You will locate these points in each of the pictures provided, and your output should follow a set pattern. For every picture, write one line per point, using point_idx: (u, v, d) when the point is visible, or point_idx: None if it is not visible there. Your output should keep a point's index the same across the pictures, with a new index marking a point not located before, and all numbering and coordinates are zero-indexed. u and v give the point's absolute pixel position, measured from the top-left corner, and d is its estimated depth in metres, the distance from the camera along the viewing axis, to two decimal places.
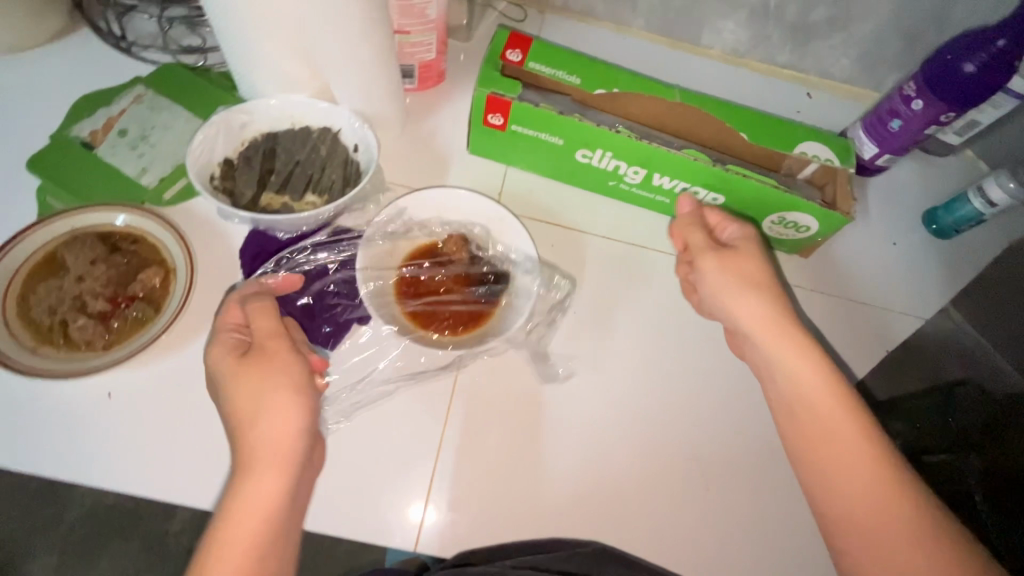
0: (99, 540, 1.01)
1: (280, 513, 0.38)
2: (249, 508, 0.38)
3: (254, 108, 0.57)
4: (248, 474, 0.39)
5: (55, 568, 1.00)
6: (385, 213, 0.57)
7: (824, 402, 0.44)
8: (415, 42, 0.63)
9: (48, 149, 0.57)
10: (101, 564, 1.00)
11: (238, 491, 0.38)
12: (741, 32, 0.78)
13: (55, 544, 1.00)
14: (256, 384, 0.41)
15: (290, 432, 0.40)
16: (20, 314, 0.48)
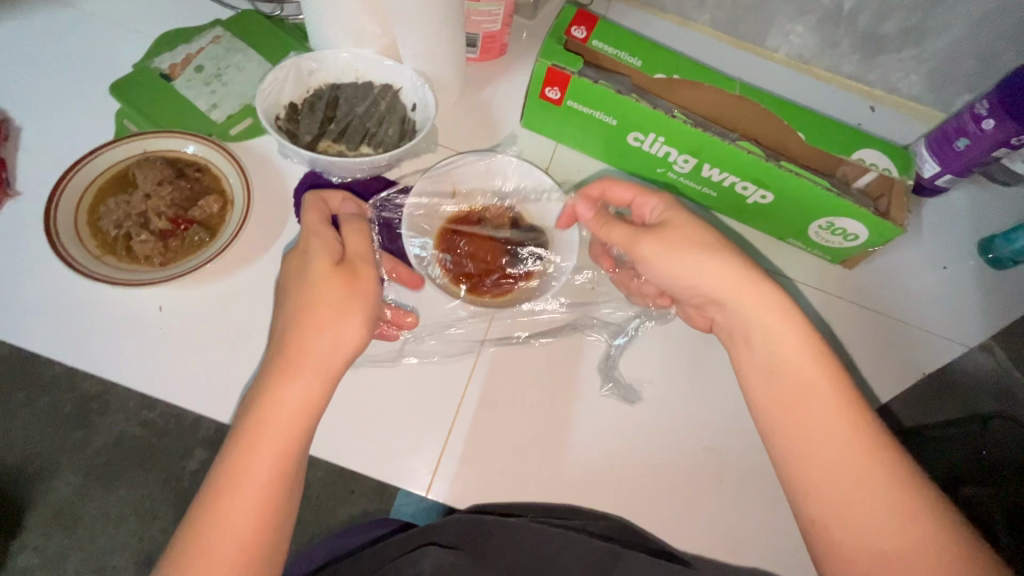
0: (122, 465, 1.07)
1: (295, 437, 0.40)
2: (275, 420, 0.39)
3: (323, 58, 0.59)
4: (287, 379, 0.40)
5: (80, 487, 1.06)
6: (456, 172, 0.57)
7: (829, 398, 0.43)
8: (483, 11, 0.64)
9: (129, 77, 0.61)
10: (122, 488, 1.06)
11: (262, 398, 0.39)
12: (809, 36, 0.76)
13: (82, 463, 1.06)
14: (331, 295, 0.42)
15: (338, 357, 0.41)
16: (89, 223, 0.52)
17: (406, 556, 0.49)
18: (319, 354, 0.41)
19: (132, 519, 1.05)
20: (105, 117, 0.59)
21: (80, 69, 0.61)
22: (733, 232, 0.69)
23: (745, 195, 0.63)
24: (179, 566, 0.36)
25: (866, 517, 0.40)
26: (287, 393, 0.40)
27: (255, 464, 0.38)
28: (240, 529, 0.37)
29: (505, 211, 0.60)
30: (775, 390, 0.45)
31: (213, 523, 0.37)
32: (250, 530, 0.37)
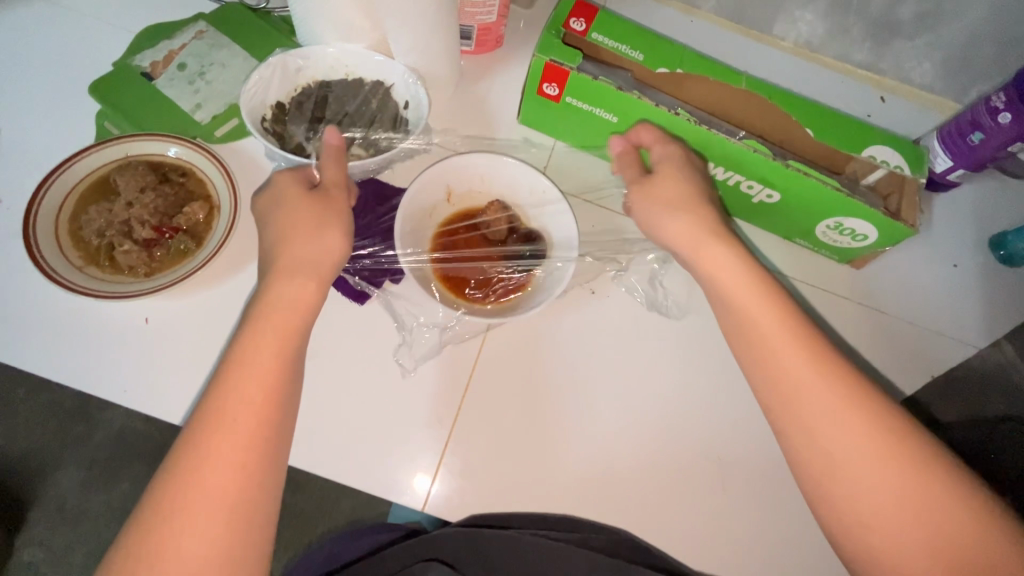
0: (124, 460, 1.08)
1: (301, 334, 0.44)
2: (286, 306, 0.44)
3: (310, 54, 0.57)
4: (291, 278, 0.45)
5: (82, 482, 1.06)
6: (437, 167, 0.55)
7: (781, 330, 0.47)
8: (477, 2, 0.61)
9: (110, 76, 0.58)
10: (124, 482, 1.07)
11: (276, 293, 0.44)
12: (818, 23, 0.73)
13: (84, 458, 1.07)
14: (319, 213, 0.47)
15: (329, 258, 0.47)
16: (70, 233, 0.50)
17: (416, 567, 0.53)
18: (307, 258, 0.46)
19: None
20: (86, 117, 0.57)
21: (58, 68, 0.59)
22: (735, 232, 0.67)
23: (751, 194, 0.61)
24: (205, 420, 0.39)
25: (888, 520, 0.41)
26: (297, 284, 0.45)
27: (268, 346, 0.42)
28: (258, 395, 0.40)
29: (504, 214, 0.58)
30: (763, 363, 0.47)
31: (234, 392, 0.40)
32: (263, 402, 0.40)
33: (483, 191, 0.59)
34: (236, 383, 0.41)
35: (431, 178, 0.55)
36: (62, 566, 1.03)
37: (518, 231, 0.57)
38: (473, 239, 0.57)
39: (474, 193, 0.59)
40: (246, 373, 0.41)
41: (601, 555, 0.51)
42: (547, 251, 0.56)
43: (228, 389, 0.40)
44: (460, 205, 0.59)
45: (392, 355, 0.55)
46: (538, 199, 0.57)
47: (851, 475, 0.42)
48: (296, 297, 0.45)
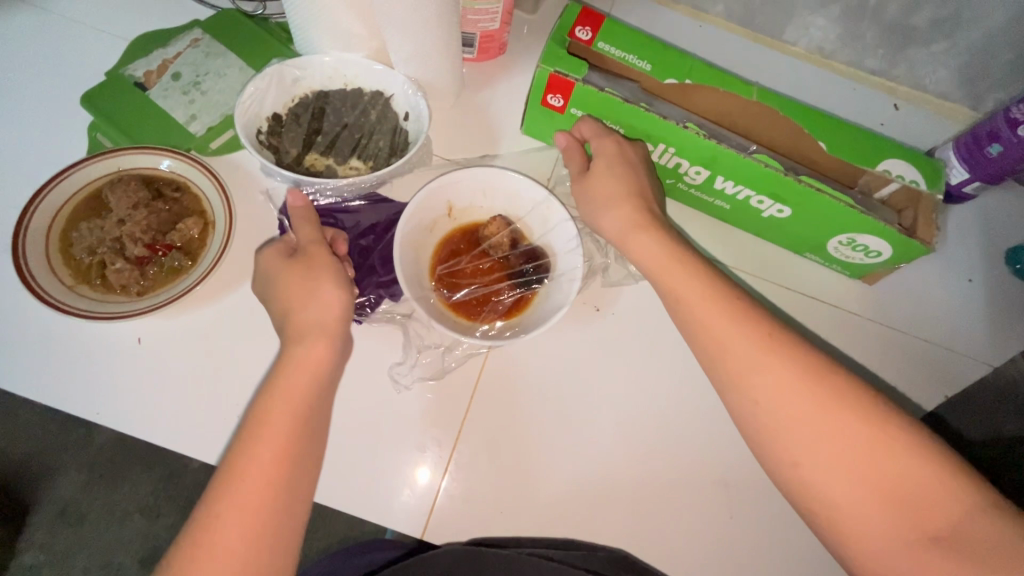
0: (124, 464, 1.08)
1: (315, 394, 0.43)
2: (299, 367, 0.43)
3: (307, 64, 0.55)
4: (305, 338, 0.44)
5: (83, 486, 1.06)
6: (437, 182, 0.54)
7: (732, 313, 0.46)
8: (480, 9, 0.59)
9: (103, 86, 0.57)
10: (124, 486, 1.07)
11: (292, 355, 0.44)
12: (830, 29, 0.71)
13: (85, 462, 1.07)
14: (304, 278, 0.46)
15: (334, 317, 0.45)
16: (61, 251, 0.49)
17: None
18: (311, 320, 0.45)
19: (136, 518, 1.05)
20: (79, 129, 0.56)
21: (51, 78, 0.57)
22: (744, 246, 0.65)
23: (761, 208, 0.59)
24: (221, 477, 0.39)
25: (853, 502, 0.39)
26: (309, 345, 0.44)
27: (282, 404, 0.41)
28: (270, 453, 0.39)
29: (506, 229, 0.56)
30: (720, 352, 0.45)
31: (247, 452, 0.39)
32: (274, 461, 0.39)
33: (483, 206, 0.57)
34: (245, 453, 0.39)
35: (433, 193, 0.53)
36: (62, 570, 1.02)
37: (521, 248, 0.56)
38: (475, 256, 0.56)
39: (474, 208, 0.57)
40: (258, 442, 0.40)
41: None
42: (550, 267, 0.55)
43: (239, 457, 0.39)
44: (461, 220, 0.57)
45: (388, 371, 0.54)
46: (540, 213, 0.56)
47: (809, 457, 0.40)
48: (309, 359, 0.44)
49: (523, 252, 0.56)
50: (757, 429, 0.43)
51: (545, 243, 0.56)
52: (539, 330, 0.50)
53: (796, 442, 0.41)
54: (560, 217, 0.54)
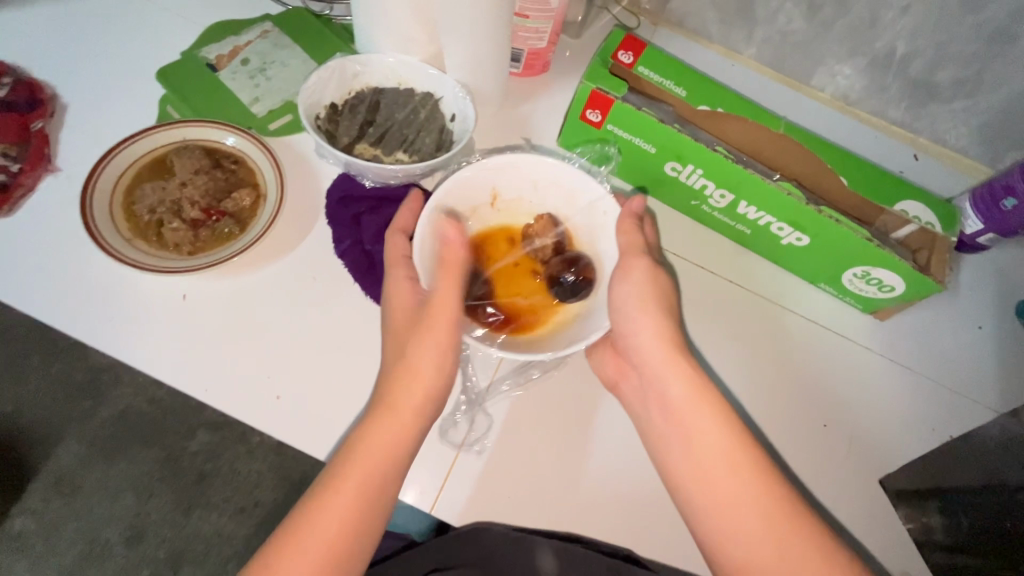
0: (124, 441, 1.12)
1: (395, 458, 0.45)
2: (382, 436, 0.45)
3: (369, 61, 0.60)
4: (392, 413, 0.45)
5: (81, 457, 1.10)
6: (473, 171, 0.56)
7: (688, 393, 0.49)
8: (530, 28, 0.64)
9: (177, 64, 0.61)
10: (120, 462, 1.10)
11: (377, 422, 0.45)
12: (857, 78, 0.75)
13: (87, 434, 1.11)
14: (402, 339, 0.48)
15: (423, 380, 0.46)
16: (124, 206, 0.52)
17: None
18: (410, 387, 0.46)
19: (129, 495, 1.09)
20: (147, 99, 0.60)
21: (128, 53, 0.62)
22: (760, 271, 0.67)
23: (781, 235, 0.62)
24: (299, 515, 0.43)
25: (755, 550, 0.44)
26: (394, 415, 0.45)
27: (359, 465, 0.44)
28: (344, 501, 0.43)
29: (552, 232, 0.58)
30: (663, 412, 0.50)
31: (324, 498, 0.43)
32: (350, 505, 0.43)
33: (529, 201, 0.59)
34: (321, 502, 0.43)
35: (472, 178, 0.56)
36: (51, 538, 1.06)
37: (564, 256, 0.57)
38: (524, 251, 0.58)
39: (521, 202, 0.60)
40: (334, 491, 0.43)
41: (606, 559, 0.52)
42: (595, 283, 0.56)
43: (319, 499, 0.43)
44: (512, 212, 0.60)
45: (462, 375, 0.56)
46: (596, 217, 0.58)
47: (721, 499, 0.45)
48: (391, 431, 0.45)
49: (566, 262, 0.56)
50: (681, 479, 0.48)
51: (592, 252, 0.58)
52: (577, 346, 0.50)
53: (693, 482, 0.47)
54: (610, 225, 0.57)
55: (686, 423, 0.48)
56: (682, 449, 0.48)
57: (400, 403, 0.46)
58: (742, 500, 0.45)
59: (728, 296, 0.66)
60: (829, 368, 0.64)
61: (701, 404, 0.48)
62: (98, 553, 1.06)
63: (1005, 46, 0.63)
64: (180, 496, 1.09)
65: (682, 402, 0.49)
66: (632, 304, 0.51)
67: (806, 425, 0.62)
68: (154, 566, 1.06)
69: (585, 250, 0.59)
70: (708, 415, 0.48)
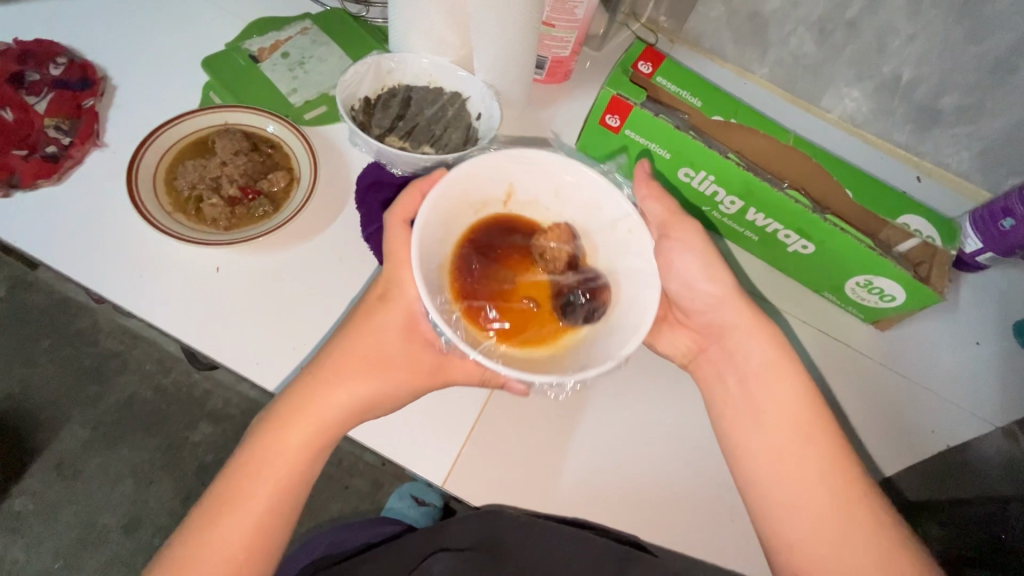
0: (127, 428, 1.13)
1: (330, 428, 0.48)
2: (319, 407, 0.48)
3: (403, 60, 0.63)
4: (328, 386, 0.49)
5: (84, 441, 1.12)
6: (494, 157, 0.49)
7: (760, 377, 0.52)
8: (556, 37, 0.67)
9: (221, 54, 0.65)
10: (121, 448, 1.12)
11: (315, 392, 0.48)
12: (863, 101, 0.78)
13: (91, 419, 1.13)
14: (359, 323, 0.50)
15: (364, 355, 0.49)
16: (166, 182, 0.55)
17: (426, 559, 0.58)
18: (352, 363, 0.49)
19: (128, 481, 1.10)
20: (191, 86, 0.63)
21: (175, 42, 0.65)
22: (767, 278, 0.70)
23: (787, 243, 0.65)
24: (241, 474, 0.47)
25: (813, 530, 0.47)
26: (330, 388, 0.48)
27: (297, 433, 0.47)
28: (280, 464, 0.47)
29: (565, 245, 0.53)
30: (742, 396, 0.53)
31: (259, 461, 0.47)
32: (285, 471, 0.47)
33: (545, 206, 0.53)
34: (258, 462, 0.47)
35: (485, 167, 0.50)
36: (49, 521, 1.07)
37: (576, 272, 0.52)
38: (529, 258, 0.53)
39: (536, 204, 0.54)
40: (272, 455, 0.47)
41: (614, 542, 0.54)
42: (610, 306, 0.49)
43: (258, 462, 0.47)
44: (523, 216, 0.54)
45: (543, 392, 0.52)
46: (619, 236, 0.51)
47: (784, 482, 0.48)
48: (328, 401, 0.48)
49: (578, 278, 0.51)
50: (743, 459, 0.51)
51: (609, 271, 0.52)
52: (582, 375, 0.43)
53: (759, 461, 0.50)
54: (634, 244, 0.50)
55: (759, 405, 0.51)
56: (750, 433, 0.51)
57: (340, 375, 0.49)
58: (806, 484, 0.48)
59: None
60: (830, 374, 0.66)
61: (773, 391, 0.51)
62: (93, 538, 1.07)
63: (1008, 75, 0.66)
64: (179, 485, 1.11)
65: (750, 378, 0.52)
66: (694, 283, 0.54)
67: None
68: (149, 553, 1.07)
69: (599, 266, 0.52)
70: (772, 400, 0.51)
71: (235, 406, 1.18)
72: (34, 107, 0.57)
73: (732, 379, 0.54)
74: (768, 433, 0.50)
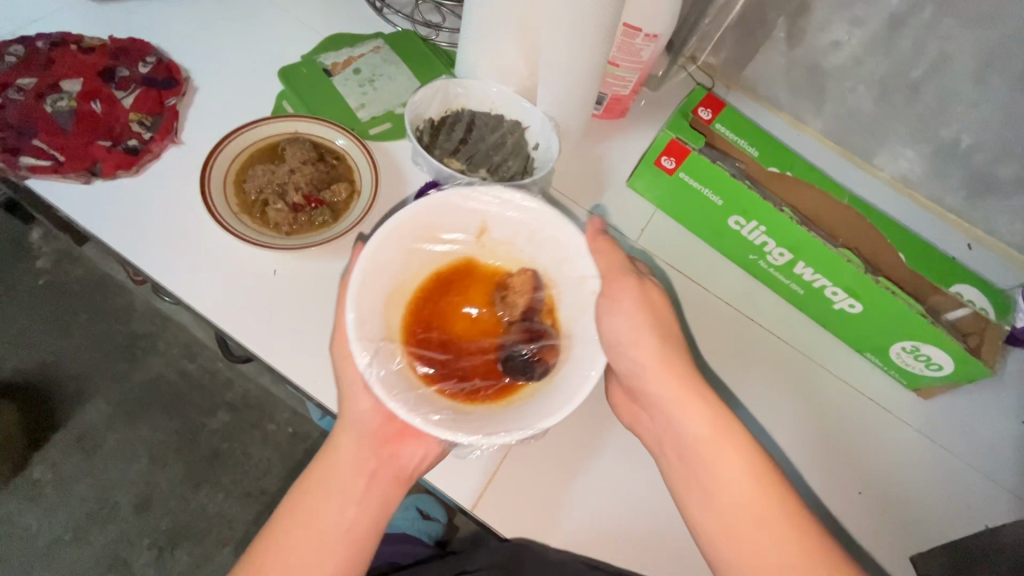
0: (148, 408, 1.16)
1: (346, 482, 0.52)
2: (336, 465, 0.52)
3: (469, 85, 0.65)
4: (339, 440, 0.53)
5: (106, 416, 1.15)
6: (458, 194, 0.53)
7: (705, 426, 0.51)
8: (618, 76, 0.69)
9: (297, 65, 0.68)
10: (140, 427, 1.14)
11: (332, 450, 0.53)
12: (918, 163, 0.78)
13: (116, 395, 1.16)
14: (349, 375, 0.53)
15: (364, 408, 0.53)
16: (236, 183, 0.58)
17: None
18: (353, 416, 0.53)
19: (142, 461, 1.12)
20: (266, 93, 0.66)
21: (255, 49, 0.68)
22: (808, 332, 0.69)
23: (834, 300, 0.64)
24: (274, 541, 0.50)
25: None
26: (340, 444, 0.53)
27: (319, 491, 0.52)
28: (310, 526, 0.50)
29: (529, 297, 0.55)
30: (680, 445, 0.52)
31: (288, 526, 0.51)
32: (316, 533, 0.50)
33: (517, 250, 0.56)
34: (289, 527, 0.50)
35: (455, 207, 0.53)
36: (63, 491, 1.09)
37: (537, 326, 0.54)
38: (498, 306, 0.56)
39: (509, 248, 0.57)
40: (300, 518, 0.51)
41: None
42: (552, 366, 0.52)
43: (291, 526, 0.50)
44: (497, 258, 0.57)
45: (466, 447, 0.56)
46: (584, 292, 0.55)
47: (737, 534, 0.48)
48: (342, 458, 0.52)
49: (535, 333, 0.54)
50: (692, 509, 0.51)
51: (567, 330, 0.54)
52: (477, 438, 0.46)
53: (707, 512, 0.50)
54: (594, 308, 0.54)
55: (707, 454, 0.51)
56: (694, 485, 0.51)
57: (346, 429, 0.53)
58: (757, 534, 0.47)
59: (771, 351, 0.68)
60: (825, 433, 0.65)
61: (716, 438, 0.51)
62: (104, 513, 1.09)
63: None
64: (191, 471, 1.13)
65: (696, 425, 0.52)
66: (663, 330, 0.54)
67: (838, 493, 0.63)
68: (154, 535, 1.09)
69: (562, 320, 0.55)
70: (713, 447, 0.50)
71: (254, 398, 1.20)
72: (122, 101, 0.60)
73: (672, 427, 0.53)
74: (710, 472, 0.50)
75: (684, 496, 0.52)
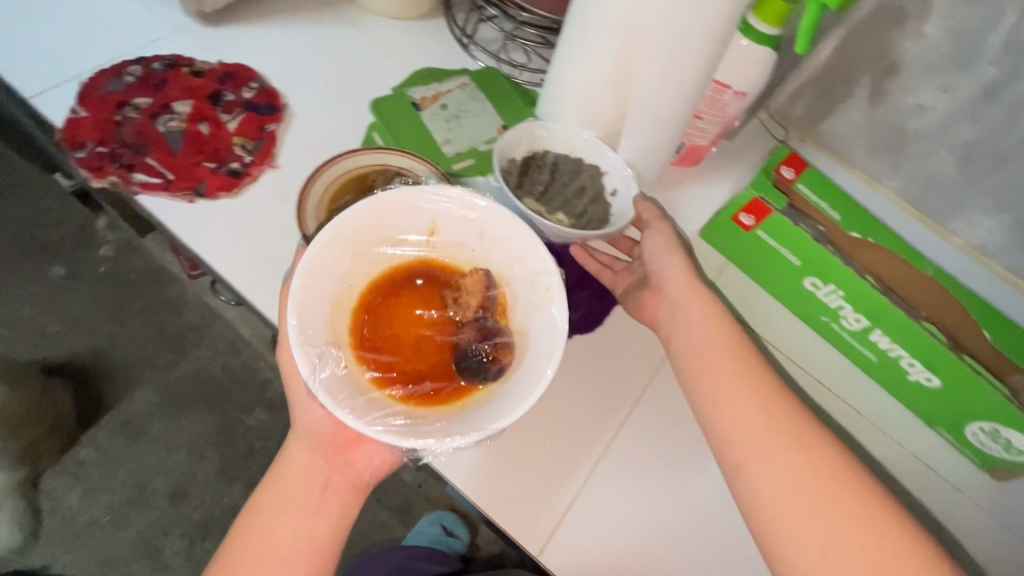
0: (192, 401, 1.19)
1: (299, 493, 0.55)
2: (288, 476, 0.56)
3: (553, 128, 0.66)
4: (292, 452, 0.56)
5: (152, 405, 1.18)
6: (405, 193, 0.51)
7: (794, 453, 0.51)
8: (699, 127, 0.69)
9: (388, 98, 0.70)
10: (183, 418, 1.18)
11: (286, 461, 0.56)
12: (1000, 234, 0.75)
13: (163, 385, 1.19)
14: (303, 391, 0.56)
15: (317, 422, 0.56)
16: (326, 211, 0.60)
17: None
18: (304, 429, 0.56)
19: (182, 452, 1.16)
20: (356, 123, 0.69)
21: (349, 79, 0.71)
22: (876, 400, 0.68)
23: (909, 371, 0.63)
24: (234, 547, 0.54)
25: None
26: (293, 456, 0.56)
27: (272, 498, 0.55)
28: (264, 533, 0.54)
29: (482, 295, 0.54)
30: (766, 473, 0.51)
31: (248, 533, 0.54)
32: (269, 538, 0.53)
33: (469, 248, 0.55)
34: (247, 533, 0.54)
35: (401, 207, 0.52)
36: (107, 474, 1.13)
37: (488, 322, 0.54)
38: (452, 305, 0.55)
39: (461, 246, 0.55)
40: (258, 526, 0.54)
41: None
42: (507, 366, 0.51)
43: (249, 534, 0.54)
44: (451, 256, 0.56)
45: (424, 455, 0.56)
46: (538, 290, 0.52)
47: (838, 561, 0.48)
48: (297, 469, 0.56)
49: (485, 330, 0.53)
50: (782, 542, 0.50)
51: (520, 329, 0.53)
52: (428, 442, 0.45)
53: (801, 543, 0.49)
54: (550, 303, 0.51)
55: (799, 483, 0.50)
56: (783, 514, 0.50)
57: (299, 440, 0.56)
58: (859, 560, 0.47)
59: (836, 416, 0.67)
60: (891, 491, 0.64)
61: (803, 463, 0.51)
62: (142, 499, 1.13)
63: None
64: (226, 466, 1.16)
65: (786, 455, 0.52)
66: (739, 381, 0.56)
67: None
68: (187, 525, 1.12)
69: (515, 321, 0.54)
70: (806, 476, 0.50)
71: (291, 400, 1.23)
72: (226, 124, 0.64)
73: (756, 458, 0.52)
74: (801, 501, 0.50)
75: (769, 527, 0.50)
